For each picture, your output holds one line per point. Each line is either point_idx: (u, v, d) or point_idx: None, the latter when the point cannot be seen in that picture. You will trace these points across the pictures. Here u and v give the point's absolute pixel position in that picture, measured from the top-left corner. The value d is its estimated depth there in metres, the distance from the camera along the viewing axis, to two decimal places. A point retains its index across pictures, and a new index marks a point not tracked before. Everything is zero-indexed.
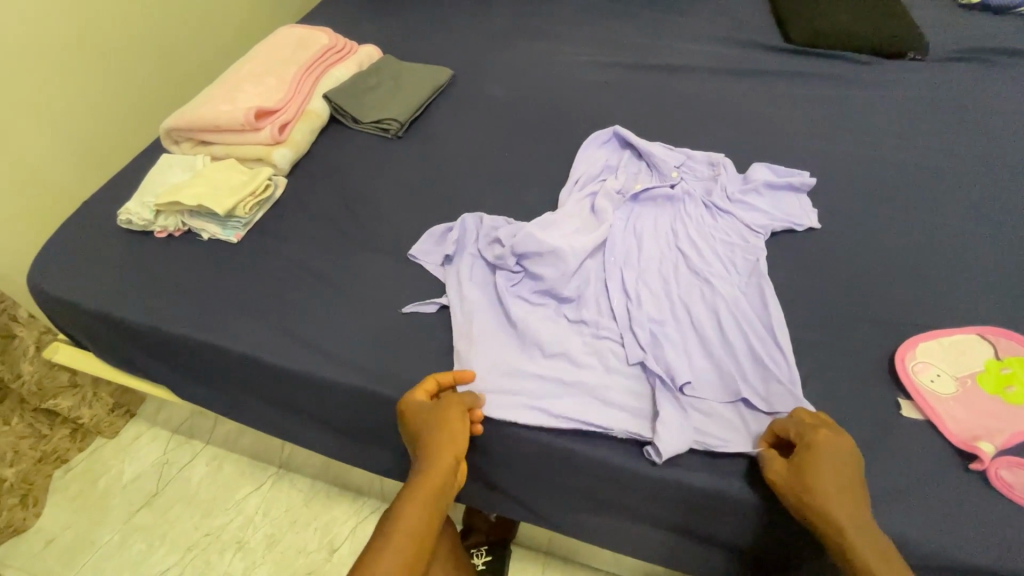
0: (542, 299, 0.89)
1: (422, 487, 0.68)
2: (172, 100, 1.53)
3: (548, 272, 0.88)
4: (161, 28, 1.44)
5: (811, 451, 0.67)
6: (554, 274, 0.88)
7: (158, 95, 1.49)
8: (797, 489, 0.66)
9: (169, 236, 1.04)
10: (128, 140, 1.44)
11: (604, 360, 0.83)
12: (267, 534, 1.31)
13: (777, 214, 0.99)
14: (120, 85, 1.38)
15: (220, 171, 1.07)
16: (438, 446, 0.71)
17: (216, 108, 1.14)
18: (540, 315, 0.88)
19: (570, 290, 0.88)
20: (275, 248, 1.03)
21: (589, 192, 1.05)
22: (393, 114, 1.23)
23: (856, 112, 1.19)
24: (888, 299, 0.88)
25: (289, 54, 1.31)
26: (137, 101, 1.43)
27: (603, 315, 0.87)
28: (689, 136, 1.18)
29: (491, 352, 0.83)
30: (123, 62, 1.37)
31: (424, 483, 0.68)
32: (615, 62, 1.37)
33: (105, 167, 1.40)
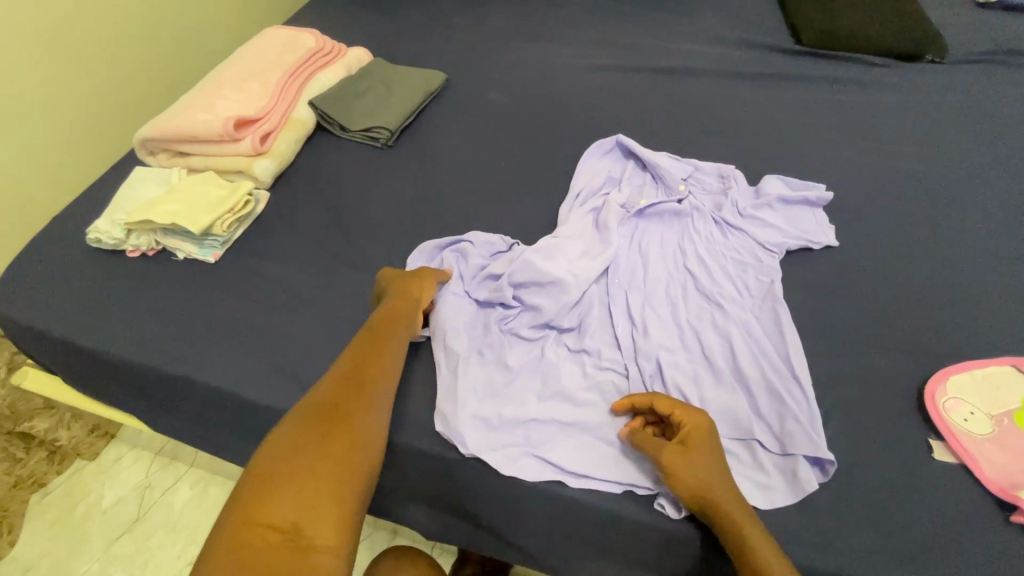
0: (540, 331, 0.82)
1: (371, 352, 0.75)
2: (154, 105, 1.45)
3: (547, 302, 0.82)
4: (143, 26, 1.36)
5: (697, 435, 0.67)
6: (553, 303, 0.82)
7: (140, 99, 1.41)
8: (685, 479, 0.64)
9: (142, 255, 0.98)
10: (107, 146, 1.37)
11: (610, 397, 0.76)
12: None
13: (792, 231, 0.93)
14: (99, 90, 1.30)
15: (196, 185, 1.00)
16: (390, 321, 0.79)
17: (193, 117, 1.07)
18: (540, 351, 0.80)
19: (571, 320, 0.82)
20: (257, 268, 0.97)
21: (589, 207, 0.99)
22: (383, 123, 1.17)
23: (873, 119, 1.12)
24: (915, 326, 0.82)
25: (274, 58, 1.24)
26: (117, 105, 1.36)
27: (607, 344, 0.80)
28: (696, 145, 1.12)
29: (485, 389, 0.76)
30: (103, 65, 1.30)
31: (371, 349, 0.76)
32: (617, 66, 1.30)
33: (82, 176, 1.33)
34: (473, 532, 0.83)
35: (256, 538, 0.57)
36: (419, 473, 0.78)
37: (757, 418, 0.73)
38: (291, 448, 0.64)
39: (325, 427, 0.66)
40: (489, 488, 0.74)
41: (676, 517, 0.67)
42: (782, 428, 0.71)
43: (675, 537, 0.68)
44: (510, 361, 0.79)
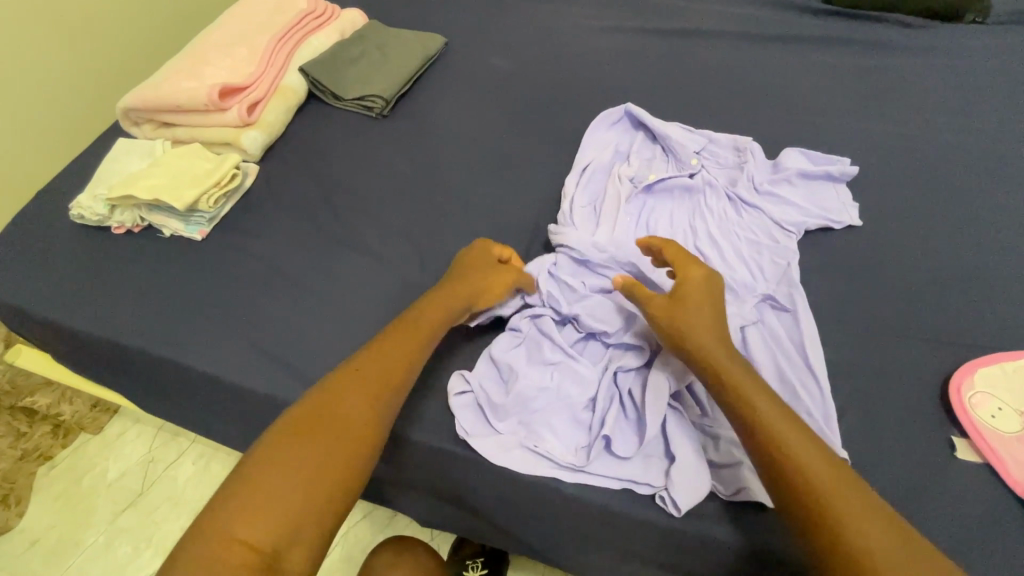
0: (533, 315, 0.77)
1: (406, 339, 0.72)
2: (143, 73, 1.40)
3: (542, 285, 0.79)
4: None
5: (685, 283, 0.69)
6: (548, 287, 0.78)
7: (128, 67, 1.36)
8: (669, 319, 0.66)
9: (128, 232, 0.94)
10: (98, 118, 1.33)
11: (602, 378, 0.70)
12: None
13: (811, 208, 0.87)
14: (85, 57, 1.25)
15: (182, 159, 0.95)
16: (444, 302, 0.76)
17: (178, 86, 1.02)
18: (532, 337, 0.75)
19: (568, 305, 0.76)
20: (247, 248, 0.93)
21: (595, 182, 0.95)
22: (377, 91, 1.11)
23: (904, 86, 1.04)
24: (941, 312, 0.77)
25: (262, 20, 1.17)
26: (105, 74, 1.31)
27: (611, 325, 0.73)
28: (711, 114, 1.04)
29: (484, 381, 0.71)
30: (87, 30, 1.24)
31: (405, 333, 0.73)
32: (629, 28, 1.21)
33: (73, 149, 1.30)
34: (468, 520, 0.81)
35: (238, 547, 0.52)
36: (413, 464, 0.75)
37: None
38: (289, 440, 0.60)
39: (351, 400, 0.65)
40: (483, 481, 0.71)
41: (680, 514, 0.62)
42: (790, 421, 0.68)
43: (678, 536, 0.64)
44: (501, 347, 0.73)
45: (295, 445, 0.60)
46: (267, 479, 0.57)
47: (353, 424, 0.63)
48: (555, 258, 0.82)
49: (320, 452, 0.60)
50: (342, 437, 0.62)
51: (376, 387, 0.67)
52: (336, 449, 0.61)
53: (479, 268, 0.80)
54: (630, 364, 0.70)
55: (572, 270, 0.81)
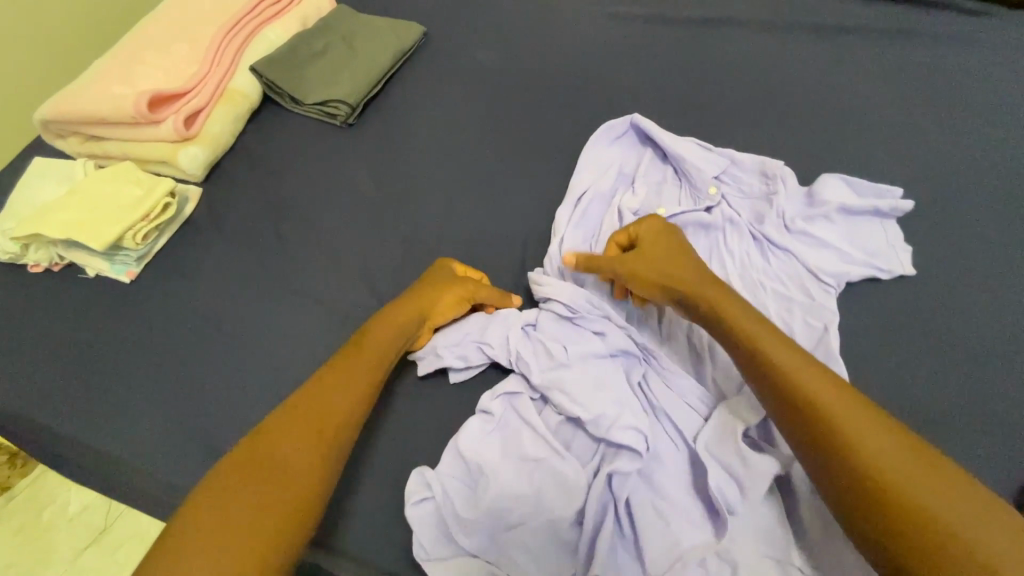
0: (507, 393, 0.64)
1: (357, 364, 0.65)
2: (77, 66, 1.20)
3: (516, 349, 0.67)
4: None
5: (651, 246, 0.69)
6: (523, 349, 0.67)
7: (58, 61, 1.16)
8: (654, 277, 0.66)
9: (45, 271, 0.82)
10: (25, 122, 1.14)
11: (593, 484, 0.57)
12: None
13: (853, 253, 0.72)
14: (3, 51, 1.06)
15: (105, 184, 0.81)
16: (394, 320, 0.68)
17: (103, 95, 0.87)
18: (506, 422, 0.62)
19: (544, 374, 0.64)
20: (191, 296, 0.82)
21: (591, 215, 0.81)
22: (340, 96, 0.94)
23: (964, 95, 0.88)
24: (1009, 397, 0.63)
25: (209, 8, 1.00)
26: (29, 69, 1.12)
27: (598, 405, 0.60)
28: (731, 133, 0.89)
29: (451, 483, 0.59)
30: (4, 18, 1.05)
31: (357, 357, 0.65)
32: (638, 18, 1.04)
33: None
34: None
35: None
36: None
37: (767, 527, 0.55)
38: (230, 485, 0.54)
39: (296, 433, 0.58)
40: None
41: None
42: (805, 534, 0.56)
43: None
44: (469, 436, 0.60)
45: (237, 488, 0.54)
46: (206, 524, 0.51)
47: (296, 462, 0.57)
48: (538, 319, 0.70)
49: (267, 500, 0.54)
50: (285, 478, 0.55)
51: (324, 417, 0.60)
52: (280, 492, 0.54)
53: (427, 284, 0.72)
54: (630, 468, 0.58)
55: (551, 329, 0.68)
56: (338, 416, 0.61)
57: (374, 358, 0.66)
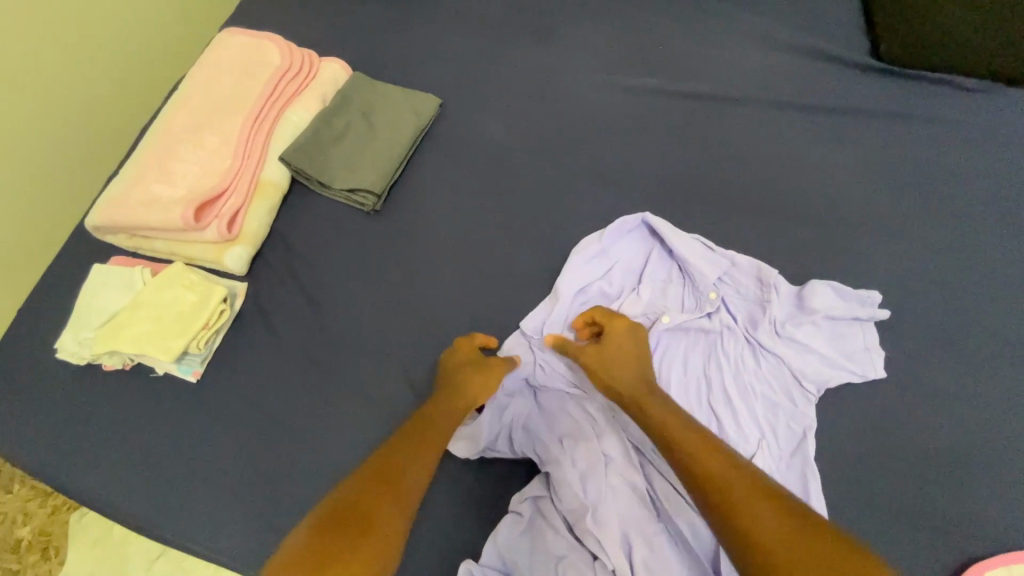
0: (533, 495, 0.78)
1: (419, 444, 0.76)
2: (120, 130, 1.18)
3: (535, 424, 0.82)
4: (83, 34, 1.07)
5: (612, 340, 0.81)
6: (537, 425, 0.82)
7: (101, 128, 1.14)
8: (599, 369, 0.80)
9: (120, 369, 0.93)
10: (75, 198, 1.13)
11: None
12: None
13: (834, 358, 0.82)
14: (47, 127, 1.05)
15: (165, 295, 0.90)
16: (451, 407, 0.80)
17: (149, 201, 0.94)
18: (533, 521, 0.77)
19: (558, 454, 0.78)
20: (244, 386, 0.93)
21: (602, 306, 0.91)
22: (366, 184, 1.00)
23: (949, 183, 0.94)
24: (959, 492, 0.75)
25: (235, 93, 1.04)
26: (73, 142, 1.10)
27: (600, 494, 0.75)
28: (733, 219, 0.96)
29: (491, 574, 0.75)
30: (46, 95, 1.03)
31: (420, 437, 0.77)
32: (646, 90, 1.08)
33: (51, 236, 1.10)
34: None
35: None
36: None
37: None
38: (316, 545, 0.64)
39: (373, 499, 0.69)
40: None
41: None
42: None
43: None
44: (505, 536, 0.76)
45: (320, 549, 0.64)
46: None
47: (376, 527, 0.67)
48: (560, 419, 0.82)
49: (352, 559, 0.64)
50: (364, 545, 0.65)
51: (397, 487, 0.72)
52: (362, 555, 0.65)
53: (464, 369, 0.82)
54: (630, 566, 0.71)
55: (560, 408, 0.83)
56: (412, 488, 0.73)
57: (436, 437, 0.78)
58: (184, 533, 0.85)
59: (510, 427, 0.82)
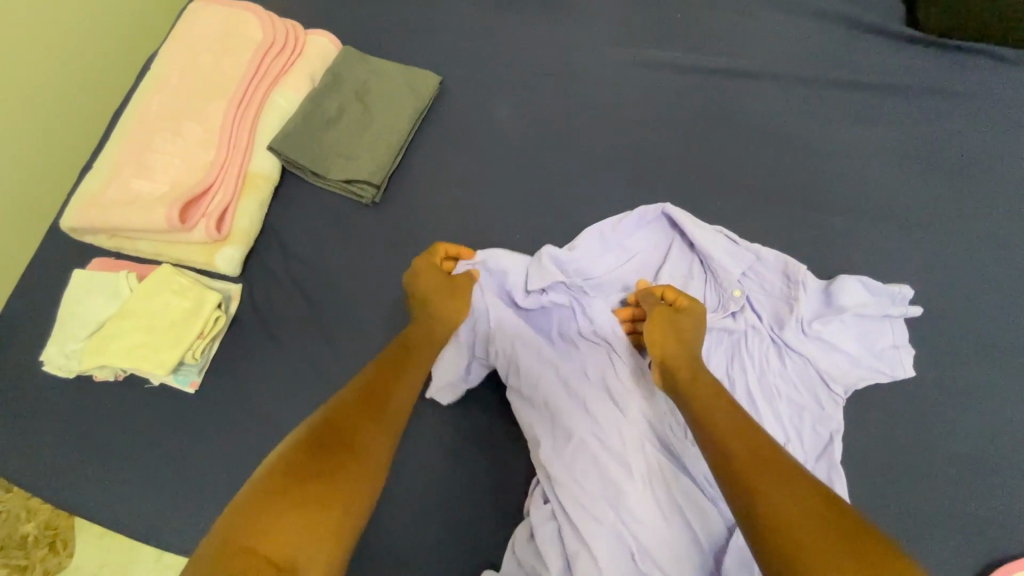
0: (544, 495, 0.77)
1: (400, 366, 0.73)
2: (93, 109, 1.08)
3: (528, 404, 0.80)
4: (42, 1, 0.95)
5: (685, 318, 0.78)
6: (522, 410, 0.80)
7: (73, 107, 1.04)
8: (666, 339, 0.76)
9: (112, 380, 0.87)
10: (52, 187, 1.03)
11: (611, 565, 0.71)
12: None
13: (863, 359, 0.79)
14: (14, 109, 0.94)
15: (154, 302, 0.84)
16: (431, 326, 0.79)
17: (129, 199, 0.87)
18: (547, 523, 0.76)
19: (553, 445, 0.77)
20: (241, 394, 0.86)
21: (609, 297, 0.87)
22: (364, 174, 0.93)
23: (991, 167, 0.88)
24: (985, 494, 0.74)
25: (214, 74, 0.95)
26: (43, 124, 0.99)
27: (603, 489, 0.74)
28: (761, 205, 0.90)
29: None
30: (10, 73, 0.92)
31: (405, 356, 0.74)
32: (666, 63, 1.00)
33: (29, 232, 1.01)
34: None
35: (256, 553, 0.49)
36: None
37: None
38: (305, 447, 0.58)
39: (367, 406, 0.65)
40: None
41: None
42: None
43: None
44: (522, 544, 0.75)
45: (314, 457, 0.57)
46: (296, 492, 0.54)
47: (370, 432, 0.63)
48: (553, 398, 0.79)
49: (339, 460, 0.58)
50: (358, 450, 0.60)
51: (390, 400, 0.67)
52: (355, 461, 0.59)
53: (438, 288, 0.81)
54: (637, 550, 0.72)
55: (548, 392, 0.79)
56: (403, 401, 0.69)
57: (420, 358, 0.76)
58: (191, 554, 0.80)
59: (482, 355, 0.84)
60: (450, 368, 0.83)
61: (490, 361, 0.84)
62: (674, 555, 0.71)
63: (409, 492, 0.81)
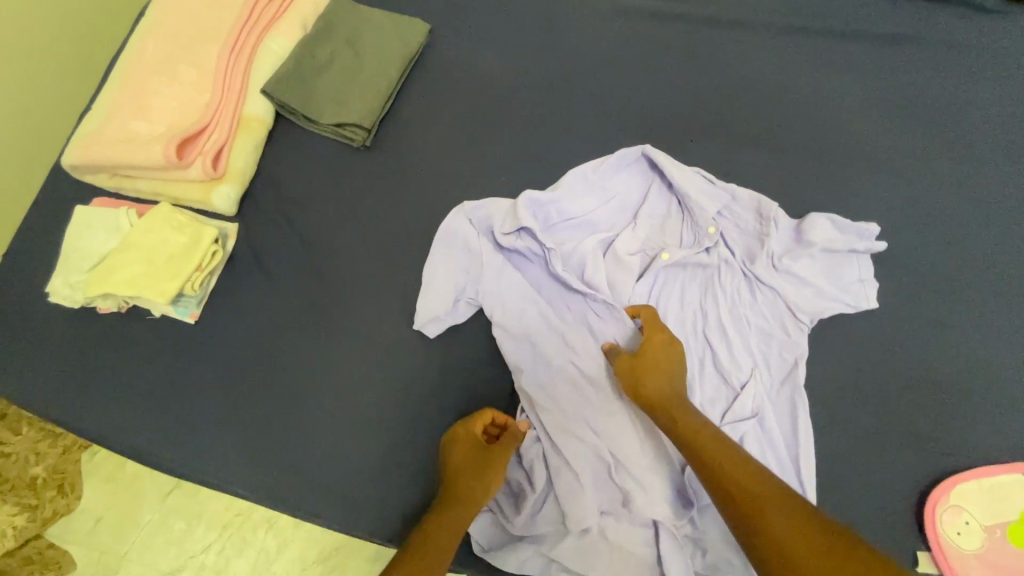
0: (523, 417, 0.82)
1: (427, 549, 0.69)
2: (91, 62, 1.10)
3: (510, 336, 0.85)
4: None
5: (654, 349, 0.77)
6: (504, 342, 0.84)
7: (72, 59, 1.06)
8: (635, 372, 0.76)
9: (115, 312, 0.92)
10: (51, 139, 1.06)
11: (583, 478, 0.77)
12: (299, 550, 1.14)
13: (830, 290, 0.83)
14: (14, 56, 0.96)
15: (154, 235, 0.88)
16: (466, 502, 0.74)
17: (127, 139, 0.90)
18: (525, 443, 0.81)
19: (532, 373, 0.82)
20: (239, 327, 0.91)
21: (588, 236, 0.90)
22: (356, 119, 0.96)
23: (961, 113, 0.91)
24: (940, 415, 0.78)
25: (207, 19, 0.97)
26: (42, 73, 1.01)
27: (578, 410, 0.80)
28: (739, 148, 0.93)
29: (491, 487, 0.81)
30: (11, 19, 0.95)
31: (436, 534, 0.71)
32: (651, 13, 1.02)
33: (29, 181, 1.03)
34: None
35: None
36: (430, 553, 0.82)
37: (721, 533, 0.75)
38: None
39: None
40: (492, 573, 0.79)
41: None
42: None
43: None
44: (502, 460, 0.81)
45: None
46: None
47: None
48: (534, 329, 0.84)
49: None
50: None
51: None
52: None
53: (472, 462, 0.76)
54: (609, 465, 0.77)
55: (529, 324, 0.84)
56: None
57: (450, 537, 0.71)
58: (196, 473, 0.85)
59: (468, 292, 0.87)
60: (438, 303, 0.87)
61: (475, 297, 0.87)
62: (642, 468, 0.77)
63: (401, 417, 0.86)
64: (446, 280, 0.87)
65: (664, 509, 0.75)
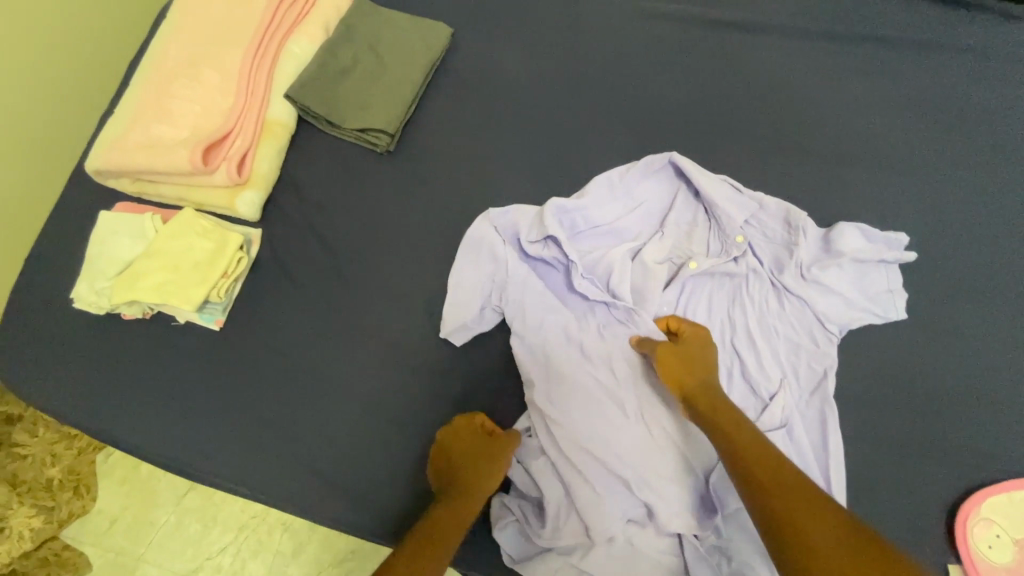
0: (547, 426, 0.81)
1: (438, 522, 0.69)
2: (110, 65, 1.09)
3: (536, 344, 0.84)
4: None
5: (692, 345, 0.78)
6: (530, 351, 0.84)
7: (91, 62, 1.05)
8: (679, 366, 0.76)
9: (139, 318, 0.92)
10: (70, 144, 1.05)
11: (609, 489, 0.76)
12: (316, 552, 1.14)
13: (859, 300, 0.82)
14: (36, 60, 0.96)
15: (180, 242, 0.88)
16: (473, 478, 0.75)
17: (151, 144, 0.90)
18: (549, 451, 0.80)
19: (559, 381, 0.81)
20: (261, 332, 0.90)
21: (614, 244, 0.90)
22: (379, 123, 0.95)
23: (990, 121, 0.90)
24: (969, 427, 0.78)
25: (231, 23, 0.97)
26: (63, 77, 1.01)
27: (604, 420, 0.79)
28: (766, 156, 0.92)
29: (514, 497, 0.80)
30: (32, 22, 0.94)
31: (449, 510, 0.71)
32: (676, 19, 1.01)
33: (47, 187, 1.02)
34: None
35: None
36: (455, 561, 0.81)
37: (746, 542, 0.75)
38: None
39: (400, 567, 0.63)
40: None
41: None
42: None
43: None
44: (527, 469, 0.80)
45: None
46: None
47: None
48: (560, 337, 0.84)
49: None
50: None
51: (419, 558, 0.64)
52: None
53: (475, 443, 0.78)
54: (635, 475, 0.76)
55: (555, 331, 0.84)
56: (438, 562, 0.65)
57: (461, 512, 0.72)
58: (221, 479, 0.85)
59: (494, 298, 0.87)
60: (464, 310, 0.86)
61: (502, 303, 0.87)
62: (668, 479, 0.76)
63: (426, 424, 0.85)
64: (472, 286, 0.87)
65: (689, 520, 0.74)
